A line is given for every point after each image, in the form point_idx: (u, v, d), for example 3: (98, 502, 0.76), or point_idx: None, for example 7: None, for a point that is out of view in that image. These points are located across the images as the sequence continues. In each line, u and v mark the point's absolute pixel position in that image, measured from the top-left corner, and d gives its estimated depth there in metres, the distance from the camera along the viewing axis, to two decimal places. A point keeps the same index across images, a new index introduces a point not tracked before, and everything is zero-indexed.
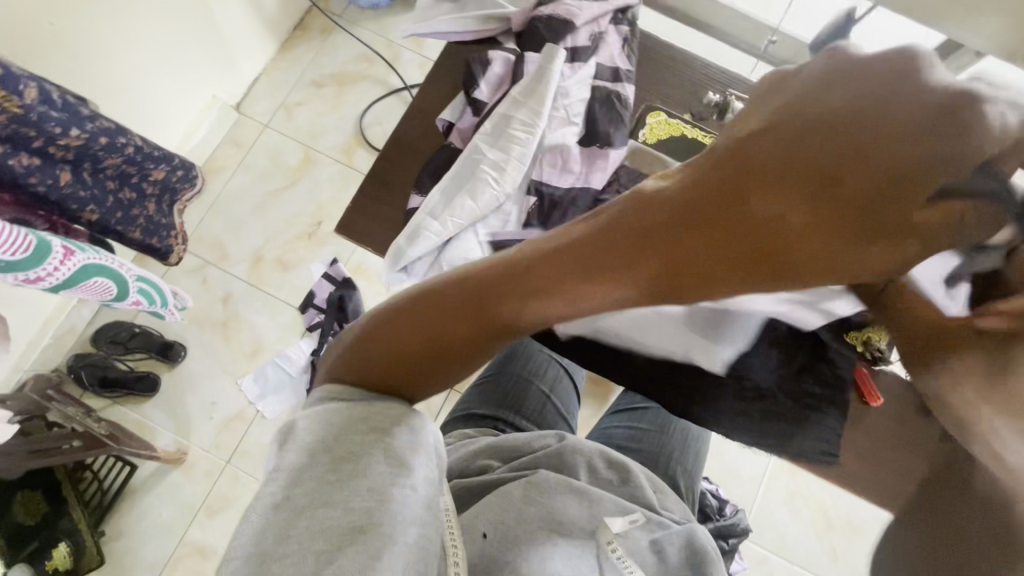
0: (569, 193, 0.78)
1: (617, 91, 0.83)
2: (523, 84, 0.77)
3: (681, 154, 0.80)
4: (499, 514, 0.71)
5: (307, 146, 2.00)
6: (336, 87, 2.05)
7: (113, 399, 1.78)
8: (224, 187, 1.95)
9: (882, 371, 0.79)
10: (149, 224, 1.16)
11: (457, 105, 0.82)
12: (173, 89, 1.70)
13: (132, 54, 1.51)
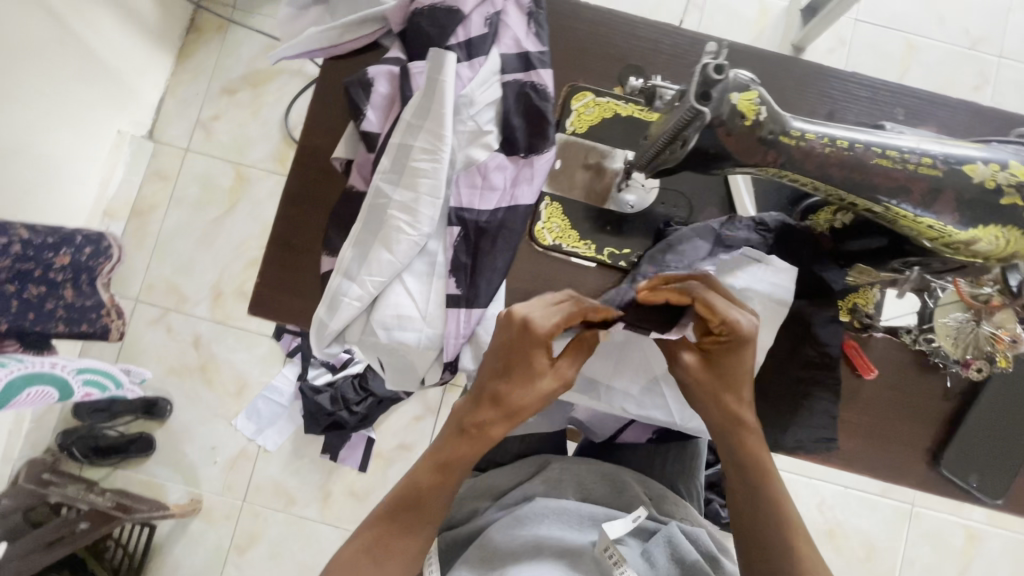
0: (494, 216, 0.70)
1: (531, 81, 0.70)
2: (414, 104, 0.65)
3: (618, 136, 0.73)
4: (484, 558, 0.66)
5: (237, 163, 1.83)
6: (250, 91, 1.85)
7: (113, 465, 1.74)
8: (161, 226, 1.81)
9: (871, 337, 0.73)
10: (71, 312, 1.06)
11: (350, 139, 0.69)
12: (70, 139, 1.53)
13: (14, 114, 1.33)
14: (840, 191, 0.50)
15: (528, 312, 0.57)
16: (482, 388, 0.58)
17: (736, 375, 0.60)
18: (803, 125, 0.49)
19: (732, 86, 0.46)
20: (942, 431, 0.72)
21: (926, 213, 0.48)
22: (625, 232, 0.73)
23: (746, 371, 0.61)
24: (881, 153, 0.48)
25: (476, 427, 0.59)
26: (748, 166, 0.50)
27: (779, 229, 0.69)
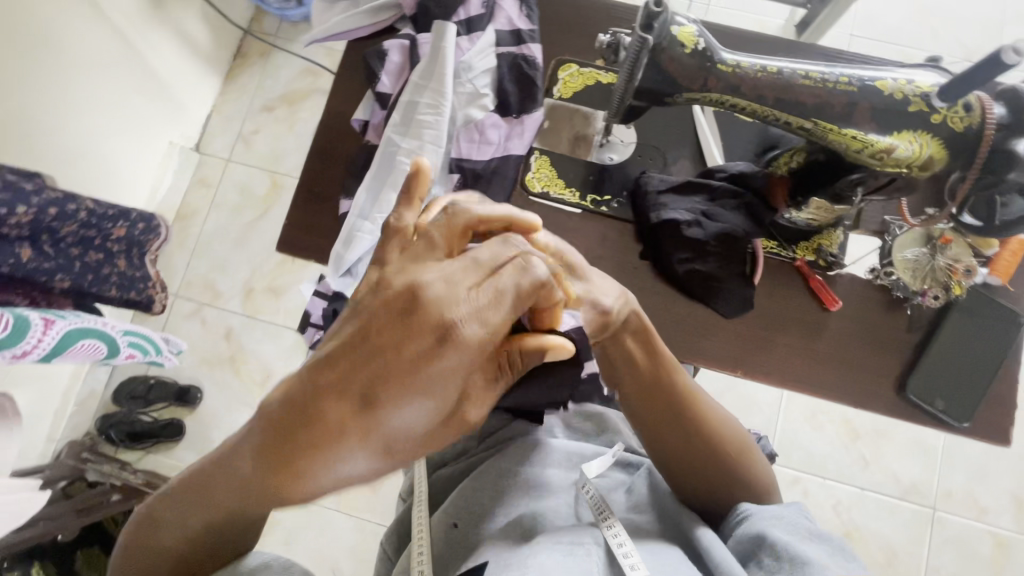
0: (489, 165, 0.80)
1: (523, 53, 0.82)
2: (421, 67, 0.78)
3: (599, 101, 0.83)
4: (470, 493, 0.73)
5: (271, 171, 2.00)
6: (286, 108, 2.03)
7: (145, 450, 1.84)
8: (201, 228, 1.97)
9: (837, 275, 0.79)
10: (122, 279, 1.19)
11: (368, 103, 0.81)
12: (127, 146, 1.71)
13: (82, 119, 1.52)
14: (775, 112, 0.58)
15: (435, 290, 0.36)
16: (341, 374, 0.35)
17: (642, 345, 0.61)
18: (736, 57, 0.58)
19: (671, 21, 0.56)
20: (910, 361, 0.76)
21: (848, 125, 0.56)
22: (607, 182, 0.82)
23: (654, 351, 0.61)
24: (805, 75, 0.57)
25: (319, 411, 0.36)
26: (693, 92, 0.59)
27: (743, 177, 0.78)
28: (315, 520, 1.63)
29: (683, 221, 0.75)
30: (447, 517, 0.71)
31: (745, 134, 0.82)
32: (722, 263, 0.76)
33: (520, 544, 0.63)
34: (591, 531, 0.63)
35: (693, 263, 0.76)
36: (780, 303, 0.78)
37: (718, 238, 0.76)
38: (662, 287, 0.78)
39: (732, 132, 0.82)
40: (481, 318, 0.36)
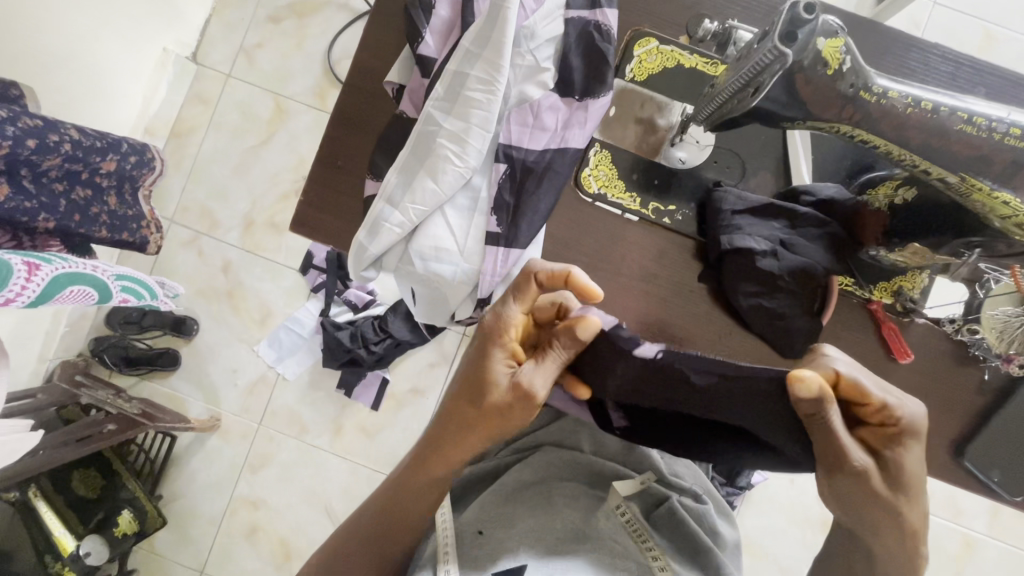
0: (543, 157, 0.68)
1: (596, 20, 0.68)
2: (474, 30, 0.64)
3: (677, 89, 0.71)
4: (491, 504, 0.66)
5: (276, 93, 1.64)
6: (295, 20, 1.65)
7: (140, 376, 1.63)
8: (199, 149, 1.65)
9: (912, 323, 0.71)
10: (113, 219, 1.08)
11: (404, 65, 0.69)
12: (116, 45, 1.37)
13: (63, 14, 1.19)
14: (915, 156, 0.48)
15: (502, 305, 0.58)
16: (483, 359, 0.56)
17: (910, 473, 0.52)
18: (885, 83, 0.47)
19: (819, 30, 0.44)
20: (970, 423, 0.71)
21: (1003, 188, 0.46)
22: (673, 189, 0.71)
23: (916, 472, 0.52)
24: (968, 120, 0.46)
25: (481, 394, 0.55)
26: (820, 121, 0.48)
27: (831, 202, 0.68)
28: (308, 462, 1.57)
29: (758, 251, 0.66)
30: (470, 522, 0.65)
31: (839, 149, 0.71)
32: (794, 299, 0.68)
33: (558, 556, 0.57)
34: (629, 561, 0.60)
35: (759, 297, 0.68)
36: (846, 346, 0.71)
37: (798, 272, 0.67)
38: (717, 314, 0.71)
39: (825, 143, 0.71)
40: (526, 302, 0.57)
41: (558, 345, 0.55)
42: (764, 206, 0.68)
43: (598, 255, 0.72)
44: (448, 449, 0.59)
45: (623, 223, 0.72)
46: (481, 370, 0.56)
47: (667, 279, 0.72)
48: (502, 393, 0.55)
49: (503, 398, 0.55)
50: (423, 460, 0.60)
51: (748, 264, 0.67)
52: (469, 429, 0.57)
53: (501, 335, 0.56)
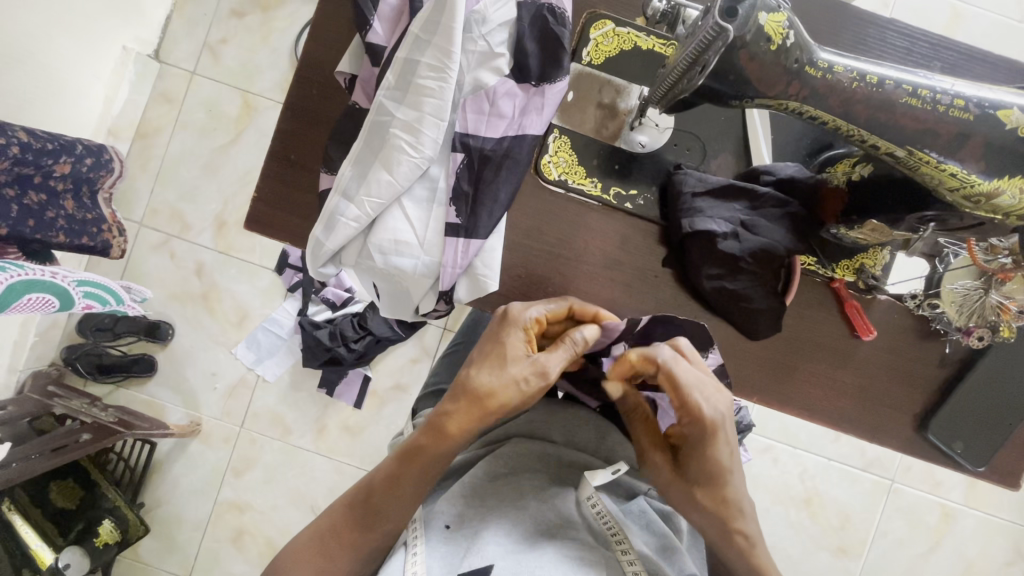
0: (500, 144, 0.67)
1: (550, 3, 0.66)
2: (423, 16, 0.62)
3: (635, 71, 0.70)
4: (460, 497, 0.66)
5: (243, 90, 1.61)
6: (259, 15, 1.61)
7: (115, 384, 1.59)
8: (166, 150, 1.61)
9: (874, 300, 0.71)
10: (71, 223, 1.05)
11: (354, 54, 0.67)
12: (74, 45, 1.32)
13: (22, 15, 1.13)
14: (861, 131, 0.48)
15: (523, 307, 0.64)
16: (499, 347, 0.61)
17: (705, 470, 0.58)
18: (831, 57, 0.46)
19: (761, 5, 0.43)
20: (934, 395, 0.71)
21: (948, 160, 0.46)
22: (634, 173, 0.70)
23: (725, 461, 0.58)
24: (911, 92, 0.45)
25: (487, 390, 0.58)
26: (767, 98, 0.47)
27: (791, 181, 0.67)
28: (292, 462, 1.55)
29: (719, 233, 0.66)
30: (440, 514, 0.64)
31: (799, 127, 0.71)
32: (756, 279, 0.67)
33: (522, 556, 0.57)
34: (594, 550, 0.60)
35: (722, 280, 0.67)
36: (810, 324, 0.71)
37: (760, 252, 0.66)
38: (682, 297, 0.71)
39: (785, 122, 0.70)
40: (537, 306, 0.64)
41: (564, 347, 0.62)
42: (724, 184, 0.67)
43: (561, 243, 0.71)
44: (439, 449, 0.59)
45: (585, 209, 0.71)
46: (495, 361, 0.60)
47: (630, 264, 0.71)
48: (512, 382, 0.59)
49: (510, 390, 0.58)
50: (410, 455, 0.60)
51: (710, 245, 0.66)
52: (473, 422, 0.58)
53: (512, 327, 0.62)
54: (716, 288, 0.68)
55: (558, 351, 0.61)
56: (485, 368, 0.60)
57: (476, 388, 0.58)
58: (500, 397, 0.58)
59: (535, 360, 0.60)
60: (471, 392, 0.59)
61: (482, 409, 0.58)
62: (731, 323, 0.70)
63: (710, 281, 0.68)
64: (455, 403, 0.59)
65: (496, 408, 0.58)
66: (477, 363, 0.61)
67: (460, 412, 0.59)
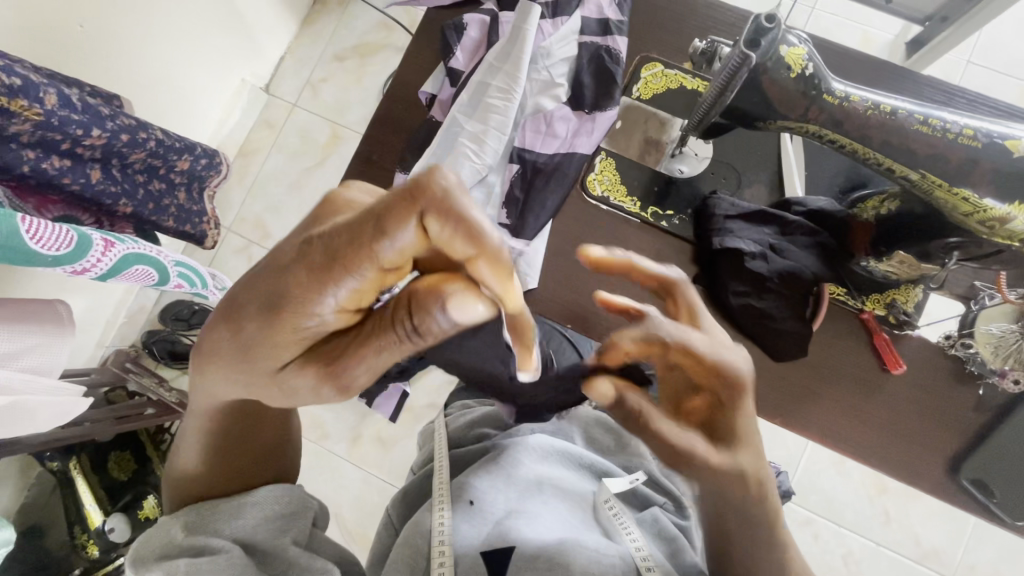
0: (552, 159, 0.77)
1: (606, 45, 0.78)
2: (498, 48, 0.77)
3: (678, 107, 0.78)
4: (488, 475, 0.66)
5: (334, 122, 1.83)
6: (357, 60, 1.85)
7: (182, 370, 1.73)
8: (261, 168, 1.82)
9: (905, 335, 0.72)
10: (180, 212, 1.22)
11: (437, 77, 0.79)
12: (204, 73, 1.56)
13: (166, 45, 1.37)
14: (876, 155, 0.54)
15: (351, 230, 0.35)
16: (306, 291, 0.37)
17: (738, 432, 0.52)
18: (846, 89, 0.53)
19: (782, 39, 0.51)
20: (971, 442, 0.70)
21: (959, 185, 0.51)
22: (672, 196, 0.77)
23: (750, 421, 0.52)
24: (922, 122, 0.51)
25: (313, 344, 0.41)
26: (789, 120, 0.54)
27: (823, 214, 0.72)
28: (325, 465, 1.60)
29: (748, 252, 0.71)
30: (466, 490, 0.64)
31: (833, 166, 0.76)
32: (780, 300, 0.71)
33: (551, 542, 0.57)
34: (613, 547, 0.59)
35: (748, 297, 0.72)
36: (839, 355, 0.73)
37: (786, 275, 0.70)
38: (711, 316, 0.74)
39: (819, 161, 0.76)
40: (386, 247, 0.35)
41: (418, 317, 0.38)
42: (755, 211, 0.72)
43: (599, 257, 0.77)
44: (272, 391, 0.46)
45: (625, 227, 0.77)
46: (301, 305, 0.38)
47: (662, 280, 0.76)
48: (294, 390, 0.44)
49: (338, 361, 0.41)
50: (234, 381, 0.46)
51: (739, 263, 0.71)
52: (293, 373, 0.43)
53: (311, 309, 0.38)
54: (745, 306, 0.71)
55: (408, 325, 0.39)
56: (299, 319, 0.39)
57: (292, 342, 0.40)
58: (322, 358, 0.41)
59: (376, 329, 0.40)
60: (279, 336, 0.40)
61: (306, 367, 0.42)
62: (757, 343, 0.73)
63: (737, 297, 0.72)
64: (269, 343, 0.41)
65: (320, 370, 0.42)
66: (273, 307, 0.39)
67: (280, 358, 0.42)
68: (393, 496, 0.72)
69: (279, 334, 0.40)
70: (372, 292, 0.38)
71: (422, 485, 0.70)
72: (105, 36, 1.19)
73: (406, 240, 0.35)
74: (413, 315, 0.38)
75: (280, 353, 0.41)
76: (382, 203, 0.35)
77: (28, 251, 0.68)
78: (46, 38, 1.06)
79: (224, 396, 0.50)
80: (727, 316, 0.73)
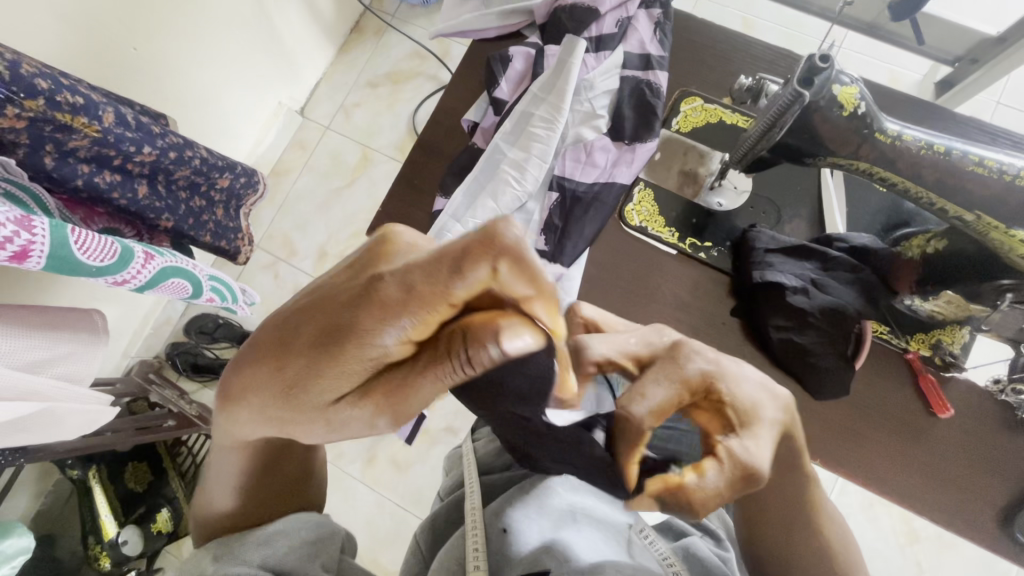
0: (592, 189, 0.78)
1: (647, 79, 0.80)
2: (543, 80, 0.79)
3: (717, 141, 0.79)
4: (520, 503, 0.65)
5: (365, 145, 1.88)
6: (390, 86, 1.91)
7: (204, 382, 1.74)
8: (292, 187, 1.86)
9: (952, 377, 0.70)
10: (217, 228, 1.25)
11: (480, 105, 0.81)
12: (245, 95, 1.62)
13: (212, 68, 1.43)
14: (928, 193, 0.54)
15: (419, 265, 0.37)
16: (369, 324, 0.39)
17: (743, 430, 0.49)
18: (899, 128, 0.54)
19: (835, 79, 0.52)
20: (1022, 492, 0.67)
21: (1015, 227, 0.50)
22: (710, 228, 0.77)
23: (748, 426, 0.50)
24: (978, 163, 0.51)
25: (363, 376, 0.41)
26: (839, 158, 0.55)
27: (865, 251, 0.71)
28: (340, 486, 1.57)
29: (789, 287, 0.70)
30: (499, 516, 0.63)
31: (874, 203, 0.75)
32: (822, 337, 0.69)
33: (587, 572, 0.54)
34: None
35: (790, 332, 0.70)
36: (882, 393, 0.71)
37: (829, 311, 0.69)
38: (749, 350, 0.73)
39: (860, 198, 0.76)
40: (450, 279, 0.36)
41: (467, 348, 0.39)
42: (795, 245, 0.72)
43: (636, 286, 0.76)
44: (316, 428, 0.46)
45: (663, 258, 0.77)
46: (361, 339, 0.39)
47: (699, 312, 0.75)
48: (343, 422, 0.44)
49: (387, 393, 0.42)
50: (272, 417, 0.46)
51: (779, 297, 0.70)
52: (342, 408, 0.43)
53: (365, 339, 0.39)
54: (786, 341, 0.70)
55: (456, 356, 0.39)
56: (357, 352, 0.40)
57: (345, 375, 0.41)
58: (372, 388, 0.42)
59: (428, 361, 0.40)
60: (333, 369, 0.41)
61: (357, 400, 0.43)
62: (797, 378, 0.71)
63: (777, 332, 0.71)
64: (322, 379, 0.42)
65: (367, 403, 0.43)
66: (334, 340, 0.40)
67: (331, 392, 0.42)
68: (421, 521, 0.71)
69: (335, 368, 0.41)
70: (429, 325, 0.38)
71: (451, 511, 0.69)
72: (157, 59, 1.24)
73: (474, 275, 0.36)
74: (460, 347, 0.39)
75: (334, 388, 0.42)
76: (457, 247, 0.36)
77: (73, 260, 0.68)
78: (102, 59, 1.11)
79: (253, 435, 0.50)
80: (766, 350, 0.72)
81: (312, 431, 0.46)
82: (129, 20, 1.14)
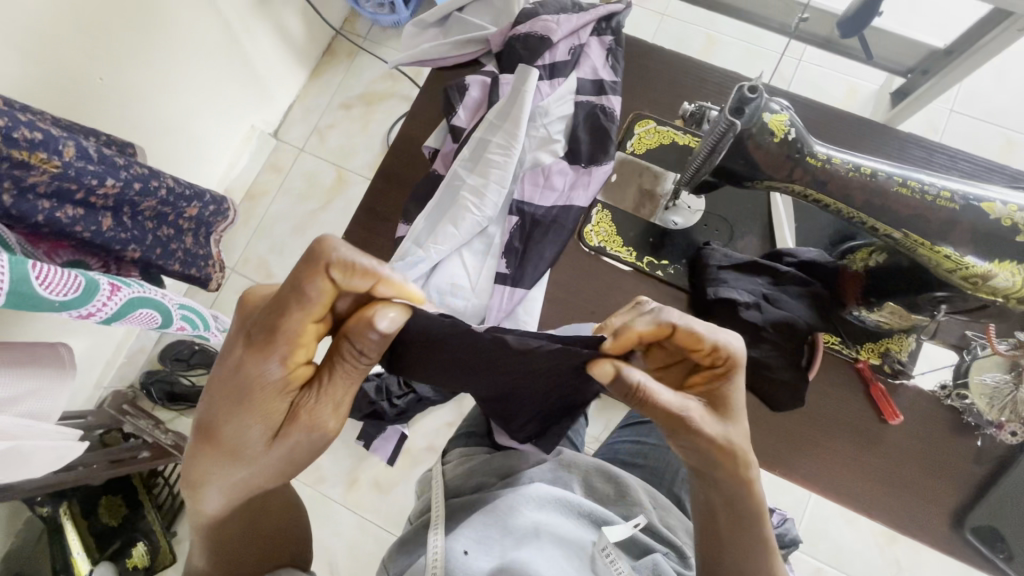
0: (549, 213, 0.81)
1: (601, 104, 0.83)
2: (498, 108, 0.82)
3: (670, 162, 0.81)
4: (483, 525, 0.65)
5: (340, 166, 1.88)
6: (364, 108, 1.93)
7: (179, 411, 1.71)
8: (266, 211, 1.85)
9: (901, 385, 0.73)
10: (187, 256, 1.25)
11: (440, 132, 0.82)
12: (217, 120, 1.62)
13: (183, 96, 1.43)
14: (860, 213, 0.58)
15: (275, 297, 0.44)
16: (263, 364, 0.45)
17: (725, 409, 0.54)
18: (829, 152, 0.57)
19: (766, 107, 0.54)
20: (973, 494, 0.69)
21: (940, 243, 0.55)
22: (666, 246, 0.79)
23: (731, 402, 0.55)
24: (904, 184, 0.56)
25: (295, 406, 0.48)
26: (774, 180, 0.57)
27: (813, 266, 0.73)
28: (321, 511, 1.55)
29: (742, 302, 0.72)
30: (460, 539, 0.63)
31: (821, 218, 0.78)
32: (776, 350, 0.71)
33: None
34: None
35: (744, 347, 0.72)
36: (835, 403, 0.73)
37: (782, 325, 0.71)
38: None
39: (807, 214, 0.79)
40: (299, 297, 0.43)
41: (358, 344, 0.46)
42: (749, 261, 0.74)
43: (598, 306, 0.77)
44: (275, 467, 0.50)
45: (623, 277, 0.78)
46: (263, 378, 0.46)
47: None
48: (294, 451, 0.49)
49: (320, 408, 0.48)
50: (232, 479, 0.50)
51: (735, 313, 0.72)
52: (294, 443, 0.49)
53: (262, 380, 0.45)
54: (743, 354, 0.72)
55: (350, 349, 0.47)
56: (266, 389, 0.46)
57: (270, 412, 0.47)
58: (306, 414, 0.48)
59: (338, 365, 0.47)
60: (264, 413, 0.47)
61: (303, 429, 0.48)
62: (754, 391, 0.72)
63: None
64: (259, 423, 0.47)
65: (309, 427, 0.48)
66: (246, 390, 0.46)
67: (268, 432, 0.48)
68: (389, 547, 0.71)
69: (257, 411, 0.47)
70: (304, 341, 0.45)
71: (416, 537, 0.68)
72: (124, 90, 1.24)
73: (317, 290, 0.43)
74: (348, 341, 0.46)
75: (275, 427, 0.48)
76: (291, 275, 0.44)
77: (35, 297, 0.67)
78: (65, 92, 1.11)
79: (220, 510, 0.53)
80: None
81: (275, 471, 0.51)
82: (93, 52, 1.15)
